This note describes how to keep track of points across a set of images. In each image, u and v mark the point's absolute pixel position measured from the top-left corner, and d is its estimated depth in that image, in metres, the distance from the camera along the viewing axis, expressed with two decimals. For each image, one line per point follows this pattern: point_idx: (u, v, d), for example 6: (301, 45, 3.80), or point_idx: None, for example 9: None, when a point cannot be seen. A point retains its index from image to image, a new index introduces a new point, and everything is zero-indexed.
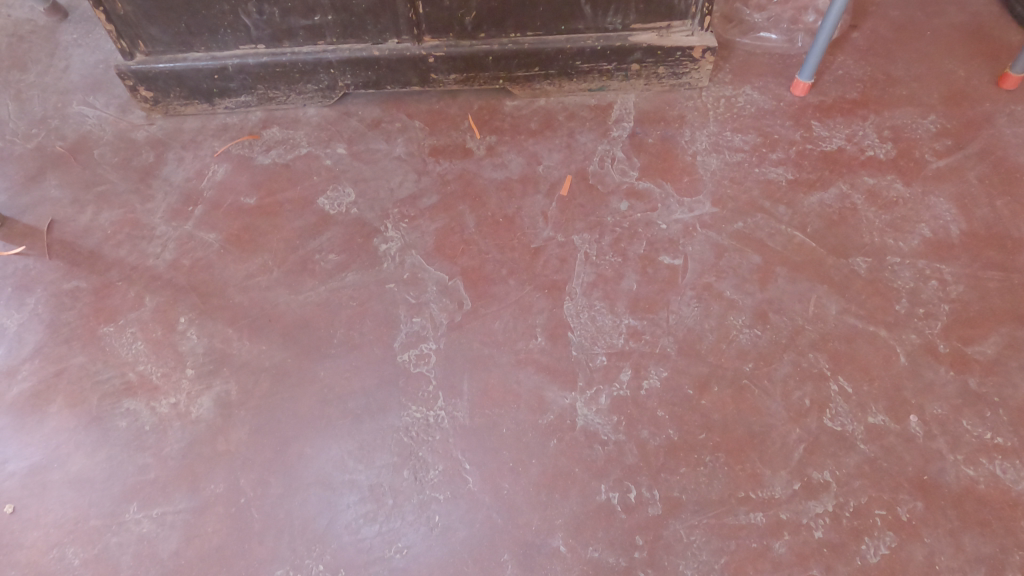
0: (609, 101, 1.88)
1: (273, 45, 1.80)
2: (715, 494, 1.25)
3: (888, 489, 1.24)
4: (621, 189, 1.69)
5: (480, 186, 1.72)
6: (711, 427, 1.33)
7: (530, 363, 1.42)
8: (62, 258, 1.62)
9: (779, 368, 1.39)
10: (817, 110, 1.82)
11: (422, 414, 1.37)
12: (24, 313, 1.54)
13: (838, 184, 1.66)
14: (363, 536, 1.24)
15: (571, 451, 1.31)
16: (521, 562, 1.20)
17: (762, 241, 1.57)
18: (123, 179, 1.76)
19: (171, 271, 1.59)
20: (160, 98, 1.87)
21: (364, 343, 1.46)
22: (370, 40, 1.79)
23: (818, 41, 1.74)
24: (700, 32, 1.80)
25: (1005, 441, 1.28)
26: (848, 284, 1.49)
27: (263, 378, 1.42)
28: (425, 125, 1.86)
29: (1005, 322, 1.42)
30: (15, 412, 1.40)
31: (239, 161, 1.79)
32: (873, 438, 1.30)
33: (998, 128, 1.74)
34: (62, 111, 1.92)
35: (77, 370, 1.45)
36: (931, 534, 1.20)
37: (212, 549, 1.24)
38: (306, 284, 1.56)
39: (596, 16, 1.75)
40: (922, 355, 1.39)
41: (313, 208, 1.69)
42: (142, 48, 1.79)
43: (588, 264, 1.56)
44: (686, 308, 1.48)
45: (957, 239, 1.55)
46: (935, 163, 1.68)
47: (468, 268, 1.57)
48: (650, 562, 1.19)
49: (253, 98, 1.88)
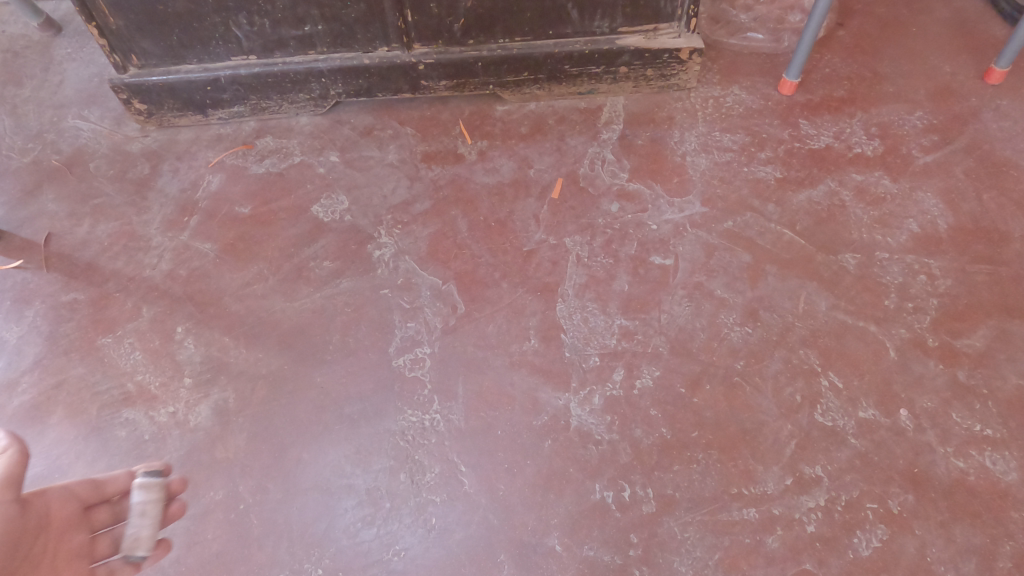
0: (599, 104, 1.90)
1: (265, 56, 1.82)
2: (708, 491, 1.27)
3: (879, 483, 1.26)
4: (612, 191, 1.71)
5: (472, 191, 1.74)
6: (704, 425, 1.34)
7: (523, 364, 1.44)
8: (60, 270, 1.64)
9: (770, 365, 1.40)
10: (804, 108, 1.83)
11: (417, 417, 1.38)
12: (23, 326, 1.56)
13: (826, 181, 1.68)
14: (361, 539, 1.26)
15: (566, 451, 1.33)
16: (517, 562, 1.22)
17: (752, 240, 1.59)
18: (119, 192, 1.78)
19: (168, 281, 1.61)
20: (153, 110, 1.89)
21: (360, 348, 1.48)
22: (361, 48, 1.82)
23: (804, 40, 1.75)
24: (686, 34, 1.82)
25: (994, 432, 1.29)
26: (837, 280, 1.51)
27: (260, 385, 1.44)
28: (417, 131, 1.88)
29: (993, 315, 1.43)
30: (16, 424, 1.42)
31: (232, 171, 1.81)
32: (865, 432, 1.31)
33: (985, 122, 1.75)
34: (57, 125, 1.94)
35: (76, 381, 1.47)
36: (922, 525, 1.21)
37: (212, 555, 1.25)
38: (301, 290, 1.57)
39: (583, 21, 1.77)
40: (911, 349, 1.40)
41: (307, 216, 1.71)
42: (135, 61, 1.81)
43: (581, 265, 1.58)
44: (677, 307, 1.50)
45: (945, 234, 1.56)
46: (922, 159, 1.70)
47: (462, 272, 1.59)
48: (645, 560, 1.21)
49: (247, 108, 1.90)
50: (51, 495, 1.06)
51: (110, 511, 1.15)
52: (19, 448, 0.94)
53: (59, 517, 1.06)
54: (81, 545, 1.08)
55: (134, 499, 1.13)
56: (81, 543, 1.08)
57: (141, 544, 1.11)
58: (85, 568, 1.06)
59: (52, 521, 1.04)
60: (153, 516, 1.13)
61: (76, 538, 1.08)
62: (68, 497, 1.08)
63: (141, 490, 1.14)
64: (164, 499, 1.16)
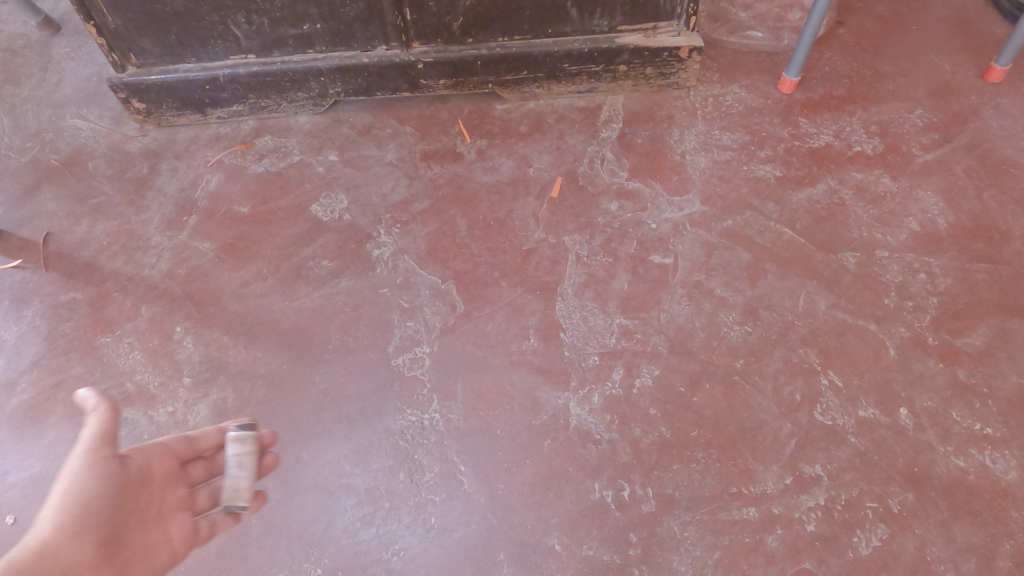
0: (598, 103, 1.90)
1: (264, 55, 1.81)
2: (707, 490, 1.27)
3: (878, 482, 1.26)
4: (611, 189, 1.70)
5: (471, 190, 1.73)
6: (704, 424, 1.34)
7: (523, 364, 1.43)
8: (58, 270, 1.63)
9: (770, 364, 1.40)
10: (804, 107, 1.83)
11: (417, 417, 1.38)
12: (22, 325, 1.55)
13: (826, 180, 1.68)
14: (360, 539, 1.26)
15: (565, 450, 1.32)
16: (517, 562, 1.22)
17: (752, 239, 1.59)
18: (118, 191, 1.78)
19: (167, 281, 1.60)
20: (152, 109, 1.88)
21: (359, 347, 1.48)
22: (360, 47, 1.81)
23: (804, 39, 1.75)
24: (686, 32, 1.81)
25: (994, 431, 1.29)
26: (837, 279, 1.51)
27: (259, 385, 1.44)
28: (416, 130, 1.87)
29: (993, 314, 1.43)
30: (15, 424, 1.42)
31: (231, 170, 1.81)
32: (864, 431, 1.31)
33: (985, 120, 1.75)
34: (55, 124, 1.94)
35: (75, 381, 1.47)
36: (922, 524, 1.21)
37: (211, 555, 1.25)
38: (300, 290, 1.57)
39: (582, 19, 1.77)
40: (911, 349, 1.40)
41: (307, 216, 1.70)
42: (133, 60, 1.81)
43: (580, 265, 1.57)
44: (676, 306, 1.49)
45: (945, 232, 1.56)
46: (922, 158, 1.69)
47: (461, 272, 1.58)
48: (644, 559, 1.21)
49: (245, 107, 1.90)
50: (151, 450, 1.06)
51: (206, 467, 1.16)
52: (109, 406, 0.95)
53: (160, 470, 1.06)
54: (183, 499, 1.10)
55: (229, 452, 1.13)
56: (181, 498, 1.09)
57: (241, 495, 1.12)
58: (189, 521, 1.07)
59: (154, 474, 1.05)
60: (249, 469, 1.13)
61: (178, 492, 1.09)
62: (166, 453, 1.09)
63: (236, 443, 1.13)
64: (258, 453, 1.16)
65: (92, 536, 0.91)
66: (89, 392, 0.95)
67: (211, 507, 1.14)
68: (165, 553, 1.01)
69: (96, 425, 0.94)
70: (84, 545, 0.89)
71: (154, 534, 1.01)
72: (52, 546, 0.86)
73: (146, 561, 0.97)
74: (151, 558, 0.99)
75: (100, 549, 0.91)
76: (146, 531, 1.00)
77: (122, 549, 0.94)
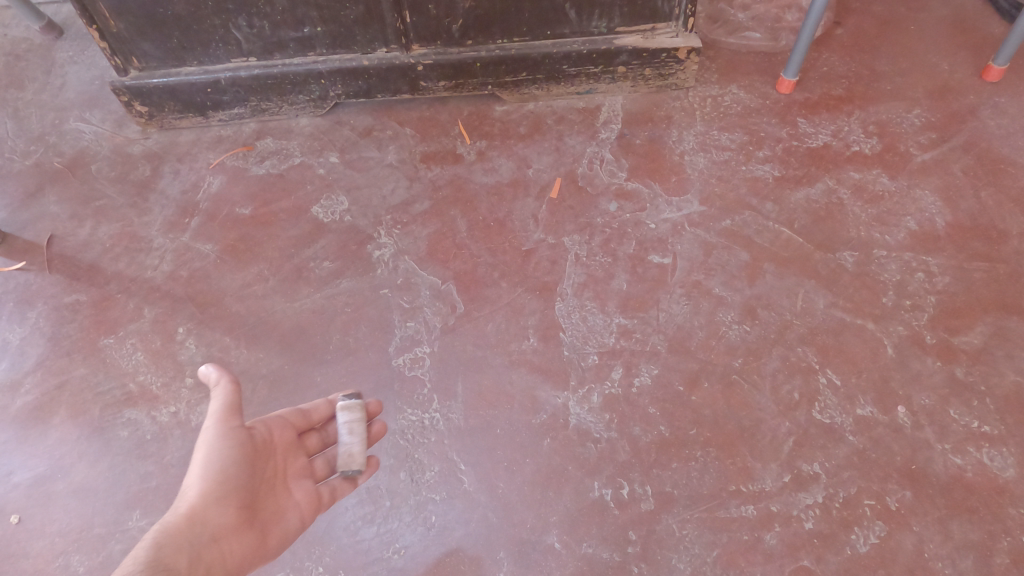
0: (597, 104, 1.91)
1: (265, 58, 1.83)
2: (706, 489, 1.27)
3: (876, 480, 1.26)
4: (610, 190, 1.71)
5: (471, 191, 1.74)
6: (702, 422, 1.35)
7: (522, 363, 1.44)
8: (61, 272, 1.65)
9: (768, 363, 1.41)
10: (803, 107, 1.84)
11: (417, 416, 1.39)
12: (25, 327, 1.57)
13: (825, 179, 1.68)
14: (361, 537, 1.27)
15: (564, 449, 1.33)
16: (517, 560, 1.22)
17: (750, 239, 1.59)
18: (120, 194, 1.79)
19: (169, 282, 1.62)
20: (154, 112, 1.90)
21: (360, 347, 1.49)
22: (360, 50, 1.82)
23: (802, 40, 1.76)
24: (685, 33, 1.82)
25: (992, 429, 1.30)
26: (835, 278, 1.51)
27: (261, 385, 1.45)
28: (416, 132, 1.89)
29: (991, 312, 1.44)
30: (20, 425, 1.43)
31: (233, 172, 1.82)
32: (862, 429, 1.32)
33: (982, 120, 1.76)
34: (59, 127, 1.95)
35: (78, 382, 1.48)
36: (919, 522, 1.21)
37: None
38: (302, 291, 1.58)
39: (581, 21, 1.78)
40: (909, 347, 1.41)
41: (308, 217, 1.72)
42: (135, 64, 1.82)
43: (580, 265, 1.58)
44: (675, 306, 1.50)
45: (943, 231, 1.57)
46: (920, 157, 1.70)
47: (461, 272, 1.59)
48: (643, 557, 1.21)
49: (246, 110, 1.92)
50: (272, 422, 1.15)
51: (319, 438, 1.24)
52: (230, 379, 1.06)
53: (281, 441, 1.15)
54: (304, 467, 1.16)
55: (340, 420, 1.19)
56: (303, 466, 1.16)
57: (355, 460, 1.17)
58: (312, 487, 1.14)
59: (276, 444, 1.13)
60: (360, 434, 1.19)
61: (298, 461, 1.16)
62: (284, 424, 1.17)
63: (345, 410, 1.20)
64: (365, 419, 1.22)
65: (233, 500, 1.00)
66: (210, 368, 1.06)
67: (329, 475, 1.21)
68: (294, 517, 1.09)
69: (221, 398, 1.04)
70: (228, 509, 0.99)
71: (283, 499, 1.09)
72: (200, 510, 0.95)
73: (280, 523, 1.07)
74: (285, 521, 1.08)
75: (240, 512, 1.00)
76: (276, 496, 1.09)
77: (259, 512, 1.04)
